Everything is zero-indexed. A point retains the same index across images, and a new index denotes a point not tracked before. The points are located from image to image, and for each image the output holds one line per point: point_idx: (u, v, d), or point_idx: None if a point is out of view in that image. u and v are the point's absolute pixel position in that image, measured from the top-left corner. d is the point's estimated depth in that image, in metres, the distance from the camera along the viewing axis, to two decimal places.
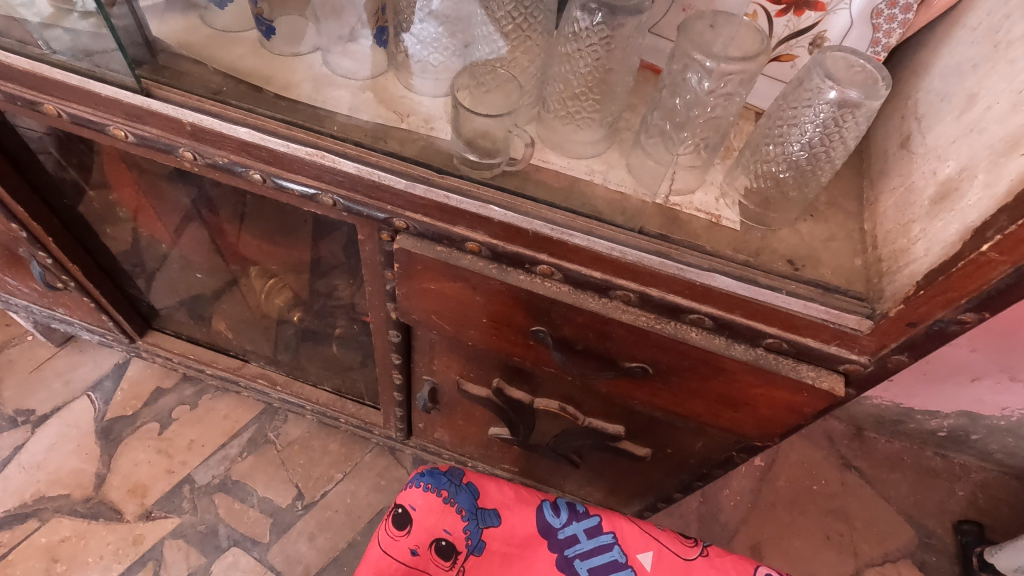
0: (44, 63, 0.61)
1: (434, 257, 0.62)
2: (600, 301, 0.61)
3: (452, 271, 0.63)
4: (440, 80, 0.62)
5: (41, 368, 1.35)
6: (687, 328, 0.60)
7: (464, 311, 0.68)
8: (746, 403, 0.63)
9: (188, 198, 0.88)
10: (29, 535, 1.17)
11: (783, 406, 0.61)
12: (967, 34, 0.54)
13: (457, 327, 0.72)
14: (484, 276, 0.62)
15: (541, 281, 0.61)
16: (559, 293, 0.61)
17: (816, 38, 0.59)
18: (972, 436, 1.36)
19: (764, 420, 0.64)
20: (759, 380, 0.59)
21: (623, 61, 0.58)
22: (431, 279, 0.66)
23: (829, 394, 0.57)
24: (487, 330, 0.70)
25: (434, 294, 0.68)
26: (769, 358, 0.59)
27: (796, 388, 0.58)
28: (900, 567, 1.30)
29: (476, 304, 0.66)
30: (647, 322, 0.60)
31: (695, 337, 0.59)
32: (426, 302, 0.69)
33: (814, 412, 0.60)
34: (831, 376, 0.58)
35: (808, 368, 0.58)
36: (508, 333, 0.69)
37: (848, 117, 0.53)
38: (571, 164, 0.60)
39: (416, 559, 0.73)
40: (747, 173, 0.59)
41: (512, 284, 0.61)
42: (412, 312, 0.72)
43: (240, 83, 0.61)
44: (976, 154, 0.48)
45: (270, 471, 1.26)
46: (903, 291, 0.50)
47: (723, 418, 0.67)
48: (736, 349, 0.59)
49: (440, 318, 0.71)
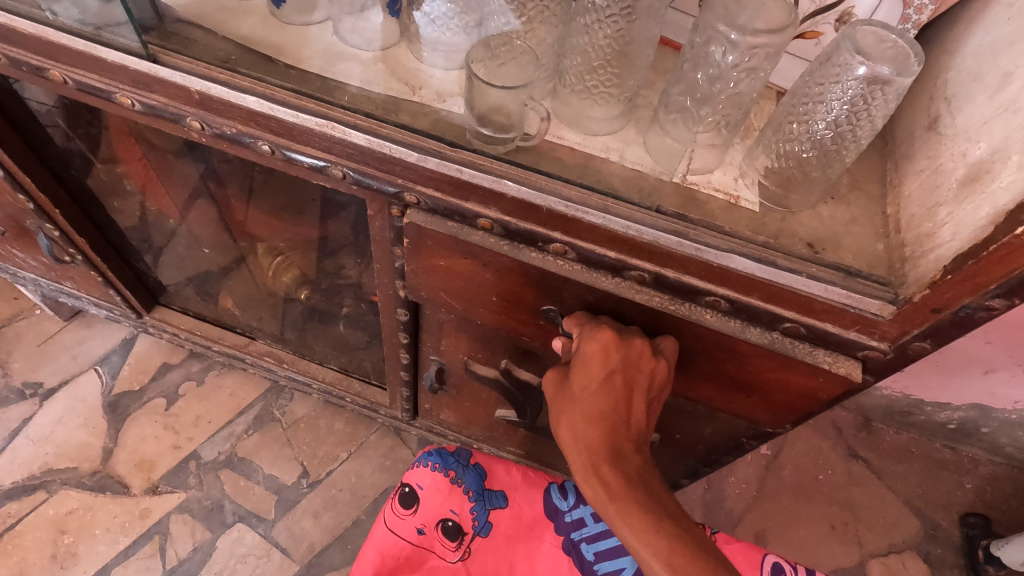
0: (50, 27, 0.60)
1: (445, 233, 0.61)
2: (612, 281, 0.59)
3: (463, 247, 0.62)
4: (452, 53, 0.60)
5: (49, 342, 1.35)
6: (702, 310, 0.59)
7: (474, 289, 0.67)
8: (760, 389, 0.63)
9: (197, 172, 0.87)
10: (38, 505, 1.18)
11: (798, 392, 0.61)
12: (1003, 11, 0.52)
13: (466, 306, 0.71)
14: (496, 253, 0.61)
15: (554, 259, 0.60)
16: (571, 271, 0.60)
17: (844, 14, 0.57)
18: (982, 428, 1.34)
19: (777, 405, 0.64)
20: (774, 364, 0.59)
21: (643, 34, 0.56)
22: (441, 255, 0.65)
23: (846, 379, 0.56)
24: (496, 309, 0.69)
25: (443, 271, 0.67)
26: (786, 342, 0.58)
27: (812, 372, 0.57)
28: (905, 559, 1.29)
29: (487, 283, 0.65)
30: (660, 303, 0.59)
31: (710, 319, 0.58)
32: (435, 278, 0.68)
33: (828, 397, 0.60)
34: (849, 361, 0.57)
35: (826, 353, 0.57)
36: (518, 312, 0.68)
37: (877, 94, 0.51)
38: (586, 141, 0.59)
39: (422, 538, 0.75)
40: (768, 152, 0.57)
41: (523, 262, 0.60)
42: (421, 290, 0.72)
43: (249, 52, 0.60)
44: (1010, 134, 0.46)
45: (276, 449, 1.26)
46: (929, 276, 0.49)
47: (734, 403, 0.67)
48: (751, 333, 0.58)
49: (450, 296, 0.70)
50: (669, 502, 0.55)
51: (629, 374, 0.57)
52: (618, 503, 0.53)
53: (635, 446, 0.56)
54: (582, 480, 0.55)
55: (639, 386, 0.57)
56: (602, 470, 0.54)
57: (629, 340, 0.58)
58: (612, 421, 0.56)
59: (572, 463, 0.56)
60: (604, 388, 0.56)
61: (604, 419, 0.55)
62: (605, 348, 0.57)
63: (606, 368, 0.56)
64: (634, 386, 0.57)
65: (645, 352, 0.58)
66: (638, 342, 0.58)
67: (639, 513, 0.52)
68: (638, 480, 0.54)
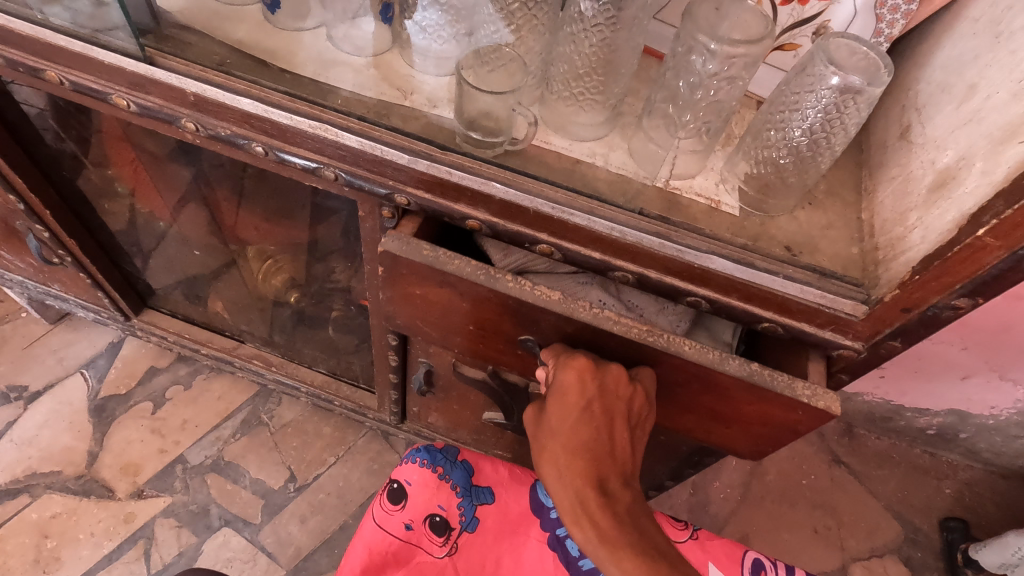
0: (47, 30, 0.61)
1: (420, 262, 0.60)
2: (590, 312, 0.59)
3: (438, 276, 0.61)
4: (443, 60, 0.62)
5: (34, 345, 1.34)
6: (681, 341, 0.59)
7: (450, 317, 0.67)
8: (739, 420, 0.63)
9: (188, 174, 0.87)
10: (21, 510, 1.17)
11: (779, 425, 0.61)
12: (969, 26, 0.54)
13: (444, 333, 0.71)
14: (472, 283, 0.60)
15: (531, 290, 0.60)
16: (548, 301, 0.60)
17: (820, 28, 0.59)
18: (961, 434, 1.36)
19: (757, 437, 0.65)
20: (754, 398, 0.59)
21: (628, 42, 0.58)
22: (417, 284, 0.64)
23: (825, 413, 0.57)
24: (473, 337, 0.69)
25: (419, 299, 0.66)
26: (765, 375, 0.57)
27: (791, 405, 0.58)
28: (886, 563, 1.31)
29: (464, 311, 0.65)
30: (639, 334, 0.59)
31: (689, 351, 0.58)
32: (410, 305, 0.68)
33: (809, 429, 0.60)
34: (827, 395, 0.57)
35: (805, 386, 0.57)
36: (495, 341, 0.68)
37: (849, 102, 0.53)
38: (572, 146, 0.60)
39: (410, 533, 0.76)
40: (748, 159, 0.60)
41: (500, 291, 0.60)
42: (398, 318, 0.72)
43: (243, 56, 0.61)
44: (975, 142, 0.48)
45: (263, 453, 1.26)
46: (898, 278, 0.52)
47: (715, 434, 0.68)
48: (730, 365, 0.58)
49: (426, 324, 0.71)
50: (658, 540, 0.55)
51: (608, 403, 0.57)
52: (608, 543, 0.52)
53: (621, 480, 0.56)
54: (570, 521, 0.54)
55: (619, 415, 0.58)
56: (589, 509, 0.53)
57: (605, 368, 0.58)
58: (595, 453, 0.55)
59: (558, 502, 0.55)
60: (585, 419, 0.56)
61: (587, 451, 0.55)
62: (581, 378, 0.57)
63: (585, 397, 0.56)
64: (614, 415, 0.57)
65: (621, 379, 0.58)
66: (614, 368, 0.59)
67: (630, 554, 0.52)
68: (626, 518, 0.54)
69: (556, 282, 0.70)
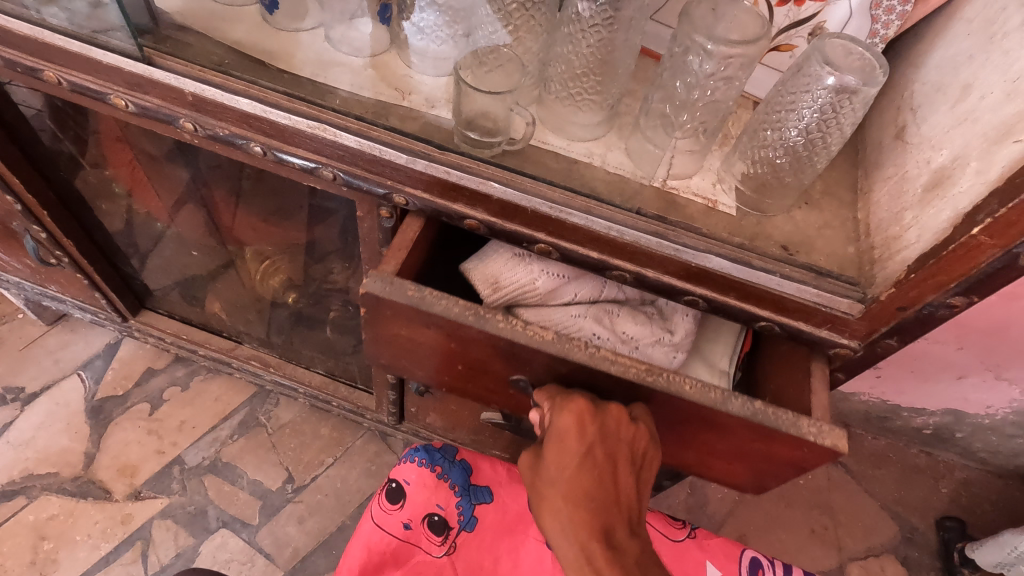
0: (46, 30, 0.61)
1: (405, 303, 0.57)
2: (585, 352, 0.57)
3: (425, 317, 0.58)
4: (441, 61, 0.62)
5: (31, 346, 1.34)
6: (681, 381, 0.57)
7: (437, 358, 0.65)
8: (742, 457, 0.62)
9: (185, 174, 0.87)
10: (18, 511, 1.17)
11: (783, 461, 0.60)
12: (963, 26, 0.55)
13: (430, 373, 0.68)
14: (460, 323, 0.57)
15: (524, 329, 0.57)
16: (542, 342, 0.57)
17: (816, 29, 0.60)
18: (956, 434, 1.36)
19: (760, 472, 0.64)
20: (757, 436, 0.58)
21: (625, 43, 0.58)
22: (402, 325, 0.61)
23: (832, 451, 0.55)
24: (461, 376, 0.66)
25: (404, 340, 0.63)
26: (768, 413, 0.56)
27: (796, 443, 0.56)
28: (883, 562, 1.32)
29: (450, 351, 0.62)
30: (638, 373, 0.56)
31: (691, 390, 0.56)
32: (393, 345, 0.65)
33: (814, 465, 0.59)
34: (833, 432, 0.56)
35: (811, 424, 0.56)
36: (485, 380, 0.65)
37: (845, 103, 0.53)
38: (569, 146, 0.61)
39: (409, 533, 0.76)
40: (744, 159, 0.60)
41: (491, 333, 0.57)
42: (381, 358, 0.69)
43: (242, 57, 0.61)
44: (969, 142, 0.49)
45: (261, 454, 1.26)
46: (895, 276, 0.53)
47: (716, 469, 0.67)
48: (733, 404, 0.56)
49: (410, 364, 0.68)
50: None
51: (609, 445, 0.55)
52: None
53: (625, 524, 0.55)
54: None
55: (621, 457, 0.56)
56: (596, 564, 0.51)
57: (605, 408, 0.56)
58: (598, 501, 0.53)
59: (561, 555, 0.53)
60: (586, 466, 0.53)
61: (589, 501, 0.53)
62: (580, 422, 0.54)
63: (586, 443, 0.54)
64: (615, 457, 0.55)
65: (622, 419, 0.56)
66: (614, 408, 0.56)
67: None
68: (632, 567, 0.53)
69: (545, 315, 0.67)
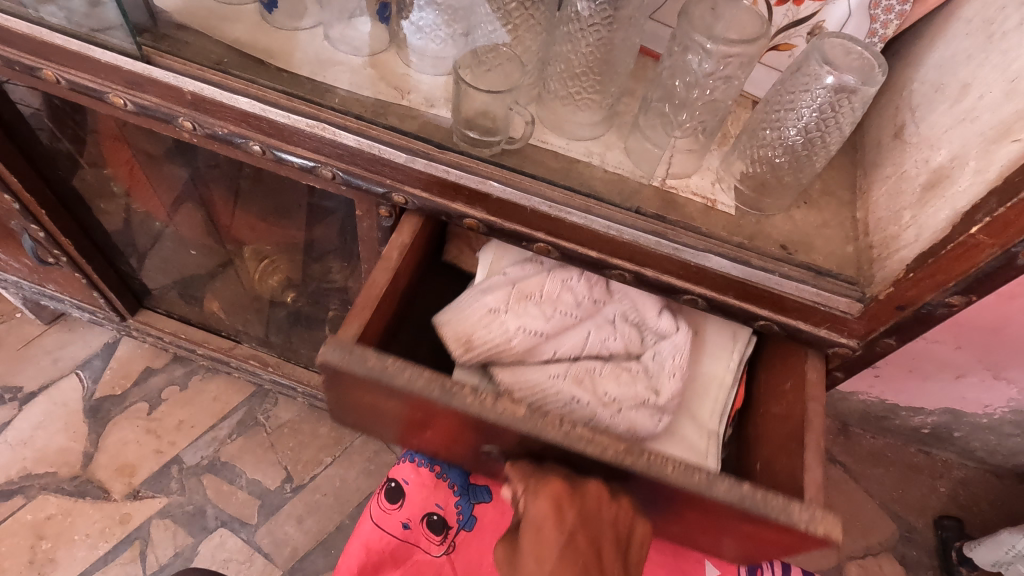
0: (44, 28, 0.60)
1: (364, 375, 0.54)
2: (560, 430, 0.53)
3: (386, 390, 0.55)
4: (440, 60, 0.62)
5: (29, 346, 1.34)
6: (663, 461, 0.52)
7: (405, 421, 0.62)
8: (731, 535, 0.58)
9: (184, 173, 0.87)
10: (16, 511, 1.17)
11: (776, 544, 0.55)
12: (962, 26, 0.55)
13: (399, 433, 0.66)
14: (424, 398, 0.54)
15: (491, 404, 0.54)
16: (514, 419, 0.53)
17: (815, 28, 0.60)
18: (955, 433, 1.37)
19: (751, 549, 0.59)
20: (747, 521, 0.53)
21: (624, 42, 0.58)
22: (365, 393, 0.58)
23: (826, 539, 0.50)
24: (432, 438, 0.64)
25: (367, 404, 0.60)
26: (758, 498, 0.51)
27: (789, 531, 0.51)
28: (881, 561, 1.32)
29: (418, 418, 0.59)
30: (616, 455, 0.52)
31: (674, 472, 0.52)
32: (359, 407, 0.62)
33: (809, 551, 0.54)
34: (829, 519, 0.51)
35: (803, 509, 0.51)
36: (458, 445, 0.63)
37: (844, 102, 0.53)
38: (569, 145, 0.61)
39: (408, 532, 0.76)
40: (744, 158, 0.60)
41: (457, 408, 0.53)
42: (346, 415, 0.66)
43: (241, 56, 0.61)
44: (968, 142, 0.49)
45: (259, 453, 1.26)
46: (893, 275, 0.53)
47: (705, 542, 0.63)
48: (720, 489, 0.51)
49: (377, 424, 0.66)
50: None
51: (592, 530, 0.51)
52: None
53: None
54: None
55: (605, 542, 0.52)
56: None
57: (583, 488, 0.53)
58: None
59: None
60: (569, 557, 0.49)
61: None
62: (558, 505, 0.51)
63: (566, 526, 0.50)
64: (599, 542, 0.51)
65: (603, 498, 0.53)
66: (594, 488, 0.54)
67: None
68: None
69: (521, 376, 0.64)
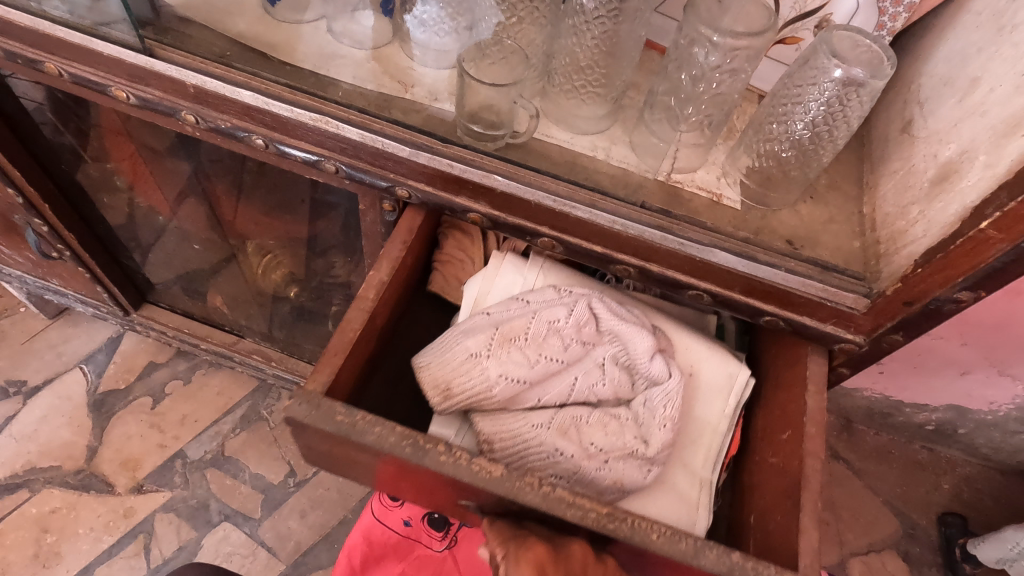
0: (46, 20, 0.60)
1: (331, 430, 0.53)
2: (540, 493, 0.52)
3: (357, 446, 0.54)
4: (444, 54, 0.62)
5: (34, 339, 1.34)
6: (648, 527, 0.52)
7: (378, 474, 0.61)
8: None
9: (186, 167, 0.87)
10: (21, 504, 1.17)
11: None
12: (972, 19, 0.54)
13: (375, 483, 0.65)
14: (398, 458, 0.53)
15: (467, 464, 0.53)
16: (489, 479, 0.53)
17: (822, 21, 0.59)
18: (959, 430, 1.36)
19: None
20: None
21: (630, 35, 0.58)
22: (336, 446, 0.57)
23: None
24: (407, 492, 0.63)
25: (339, 455, 0.60)
26: (746, 566, 0.51)
27: None
28: (884, 557, 1.32)
29: (391, 472, 0.59)
30: (597, 520, 0.51)
31: (658, 540, 0.51)
32: (331, 459, 0.62)
33: None
34: None
35: None
36: (433, 499, 0.62)
37: (852, 96, 0.53)
38: (573, 139, 0.60)
39: (409, 529, 0.77)
40: (749, 152, 0.60)
41: (431, 467, 0.53)
42: (317, 463, 0.65)
43: (244, 49, 0.61)
44: (977, 135, 0.48)
45: (263, 448, 1.26)
46: (901, 270, 0.52)
47: None
48: (705, 559, 0.51)
49: (351, 474, 0.65)
50: None
51: None
52: None
53: None
54: None
55: None
56: None
57: (567, 550, 0.52)
58: None
59: None
60: None
61: None
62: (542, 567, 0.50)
63: None
64: None
65: (587, 558, 0.52)
66: (577, 548, 0.52)
67: None
68: None
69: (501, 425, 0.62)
